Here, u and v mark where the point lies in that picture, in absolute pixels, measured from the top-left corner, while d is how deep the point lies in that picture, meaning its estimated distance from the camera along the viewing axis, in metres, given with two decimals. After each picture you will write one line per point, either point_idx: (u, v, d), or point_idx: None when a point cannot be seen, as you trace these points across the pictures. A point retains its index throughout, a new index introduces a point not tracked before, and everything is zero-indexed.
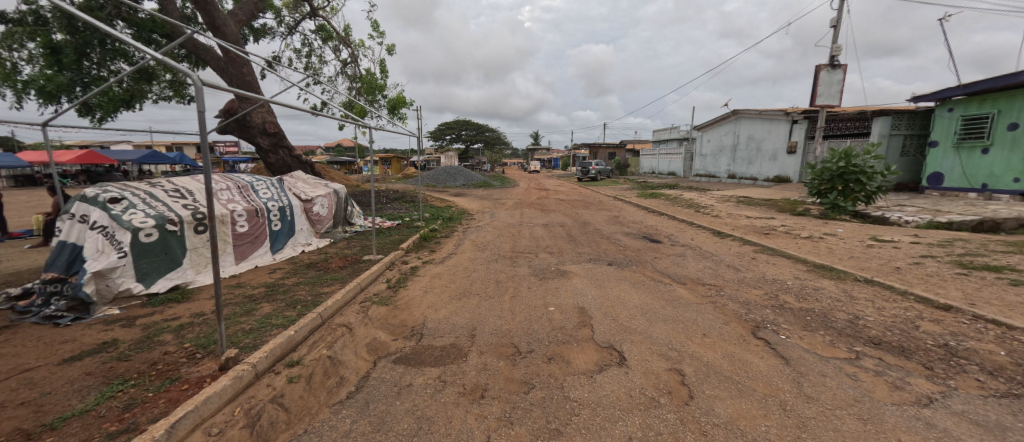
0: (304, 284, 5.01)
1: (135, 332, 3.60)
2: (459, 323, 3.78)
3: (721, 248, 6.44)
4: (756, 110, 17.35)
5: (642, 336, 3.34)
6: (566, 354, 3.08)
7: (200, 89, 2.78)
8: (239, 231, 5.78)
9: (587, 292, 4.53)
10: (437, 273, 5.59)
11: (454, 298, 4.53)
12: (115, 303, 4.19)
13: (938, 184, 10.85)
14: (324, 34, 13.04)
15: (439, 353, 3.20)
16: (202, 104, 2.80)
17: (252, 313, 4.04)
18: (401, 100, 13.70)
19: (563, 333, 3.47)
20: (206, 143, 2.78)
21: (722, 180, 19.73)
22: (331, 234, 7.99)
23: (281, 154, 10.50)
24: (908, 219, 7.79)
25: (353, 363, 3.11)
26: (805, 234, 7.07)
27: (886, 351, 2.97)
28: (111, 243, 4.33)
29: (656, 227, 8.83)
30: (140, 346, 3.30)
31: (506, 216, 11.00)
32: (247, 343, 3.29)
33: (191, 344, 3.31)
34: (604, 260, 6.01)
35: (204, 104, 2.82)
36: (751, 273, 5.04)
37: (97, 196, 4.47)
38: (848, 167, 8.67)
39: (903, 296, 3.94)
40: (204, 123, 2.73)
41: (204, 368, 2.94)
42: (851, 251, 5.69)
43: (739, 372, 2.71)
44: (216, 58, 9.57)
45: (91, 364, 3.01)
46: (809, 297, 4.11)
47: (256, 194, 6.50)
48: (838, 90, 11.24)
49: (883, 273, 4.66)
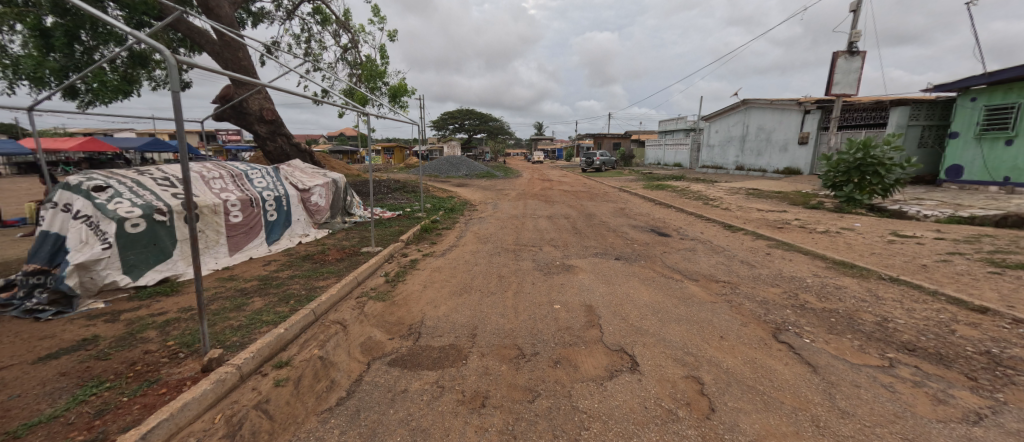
0: (298, 278, 4.81)
1: (118, 328, 3.42)
2: (458, 322, 3.57)
3: (733, 243, 6.19)
4: (767, 99, 16.84)
5: (655, 338, 3.12)
6: (574, 358, 2.86)
7: (175, 71, 2.59)
8: (233, 221, 5.58)
9: (594, 289, 4.29)
10: (438, 267, 5.38)
11: (455, 293, 4.32)
12: (100, 296, 4.00)
13: (958, 177, 10.50)
14: (324, 18, 12.70)
15: (437, 354, 2.99)
16: (175, 86, 2.56)
17: (242, 308, 3.86)
18: (403, 88, 13.37)
19: (570, 334, 3.24)
20: (180, 129, 2.54)
21: (730, 172, 19.33)
22: (330, 224, 7.77)
23: (280, 141, 10.26)
24: (927, 213, 7.48)
25: (345, 365, 2.91)
26: (821, 228, 6.78)
27: (923, 358, 2.73)
28: (96, 233, 4.13)
29: (664, 219, 8.56)
30: (122, 344, 3.12)
31: (509, 208, 10.73)
32: (233, 342, 3.11)
33: (175, 342, 3.12)
34: (611, 254, 5.77)
35: (178, 86, 2.58)
36: (766, 270, 4.80)
37: (80, 185, 4.26)
38: (865, 159, 8.35)
39: (934, 297, 3.68)
40: (177, 107, 2.50)
41: (186, 369, 2.74)
42: (872, 247, 5.41)
43: (763, 382, 2.48)
44: (211, 42, 9.23)
45: (67, 363, 2.83)
46: (833, 297, 3.85)
47: (250, 183, 6.28)
48: (855, 79, 10.78)
49: (909, 271, 4.38)
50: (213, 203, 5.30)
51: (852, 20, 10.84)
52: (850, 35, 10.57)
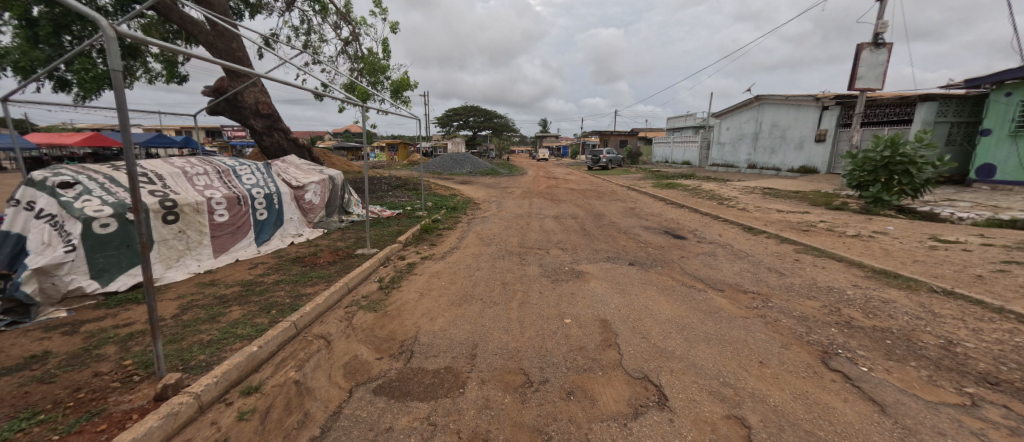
0: (285, 283, 4.42)
1: (74, 342, 3.03)
2: (457, 338, 3.16)
3: (756, 247, 5.71)
4: (782, 95, 16.19)
5: (683, 362, 2.68)
6: (589, 388, 2.44)
7: (116, 45, 2.17)
8: (218, 220, 5.21)
9: (608, 301, 3.84)
10: (436, 272, 4.95)
11: (453, 304, 3.89)
12: (64, 304, 3.62)
13: (989, 177, 9.92)
14: (324, 9, 12.29)
15: (431, 380, 2.57)
16: (110, 57, 2.09)
17: (217, 320, 3.46)
18: (405, 82, 12.94)
19: (584, 356, 2.82)
20: (121, 115, 2.11)
21: (741, 170, 18.73)
22: (325, 223, 7.36)
23: (277, 137, 9.91)
24: (963, 216, 6.97)
25: (323, 393, 2.50)
26: (851, 231, 6.26)
27: (1012, 395, 2.26)
28: (60, 234, 3.75)
29: (678, 220, 8.09)
30: (72, 363, 2.73)
31: (513, 206, 10.31)
32: (199, 363, 2.72)
33: (133, 362, 2.72)
34: (624, 259, 5.31)
35: (116, 59, 2.13)
36: (798, 279, 4.33)
37: (45, 181, 3.91)
38: (894, 157, 7.79)
39: (1002, 316, 3.20)
40: (115, 87, 2.07)
41: (138, 397, 2.35)
42: (912, 254, 4.92)
43: (823, 425, 2.04)
44: (204, 32, 8.86)
45: (3, 387, 2.44)
46: (882, 313, 3.38)
47: (238, 179, 5.90)
48: (881, 72, 10.18)
49: (963, 283, 3.90)
50: (195, 201, 4.93)
51: (879, 10, 10.20)
52: (876, 25, 9.97)
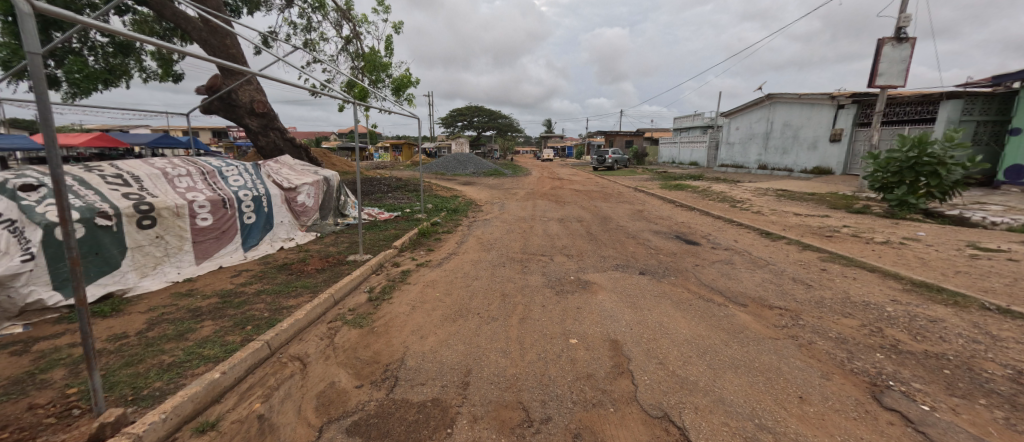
0: (266, 294, 4.07)
1: (20, 364, 2.71)
2: (448, 362, 2.79)
3: (776, 254, 5.30)
4: (795, 94, 15.67)
5: (709, 397, 2.29)
6: (600, 431, 2.06)
7: (32, 24, 1.82)
8: (201, 224, 4.90)
9: (619, 317, 3.45)
10: (431, 282, 4.59)
11: (447, 319, 3.52)
12: (21, 318, 3.30)
13: (1018, 178, 9.41)
14: (324, 7, 12.02)
15: (415, 417, 2.21)
16: (26, 38, 1.75)
17: (185, 337, 3.13)
18: (406, 80, 12.61)
19: (592, 387, 2.44)
20: (43, 109, 1.78)
21: (751, 171, 18.20)
22: (319, 226, 7.05)
23: (272, 136, 9.62)
24: (996, 220, 6.49)
25: (289, 432, 2.15)
26: (879, 238, 5.80)
27: None
28: (19, 242, 3.39)
29: (690, 224, 7.70)
30: (9, 392, 2.39)
31: (516, 209, 9.93)
32: (152, 392, 2.38)
33: (78, 391, 2.39)
34: (634, 268, 4.93)
35: (33, 41, 1.79)
36: (828, 292, 3.92)
37: (6, 183, 3.63)
38: (921, 157, 7.32)
39: None
40: (33, 76, 1.74)
41: (71, 438, 2.01)
42: (952, 263, 4.49)
43: None
44: (197, 28, 8.57)
45: None
46: (931, 335, 2.97)
47: (224, 181, 5.59)
48: (903, 68, 9.67)
49: (1018, 299, 3.47)
50: (175, 204, 4.61)
51: (902, 3, 9.73)
52: (899, 19, 9.49)
